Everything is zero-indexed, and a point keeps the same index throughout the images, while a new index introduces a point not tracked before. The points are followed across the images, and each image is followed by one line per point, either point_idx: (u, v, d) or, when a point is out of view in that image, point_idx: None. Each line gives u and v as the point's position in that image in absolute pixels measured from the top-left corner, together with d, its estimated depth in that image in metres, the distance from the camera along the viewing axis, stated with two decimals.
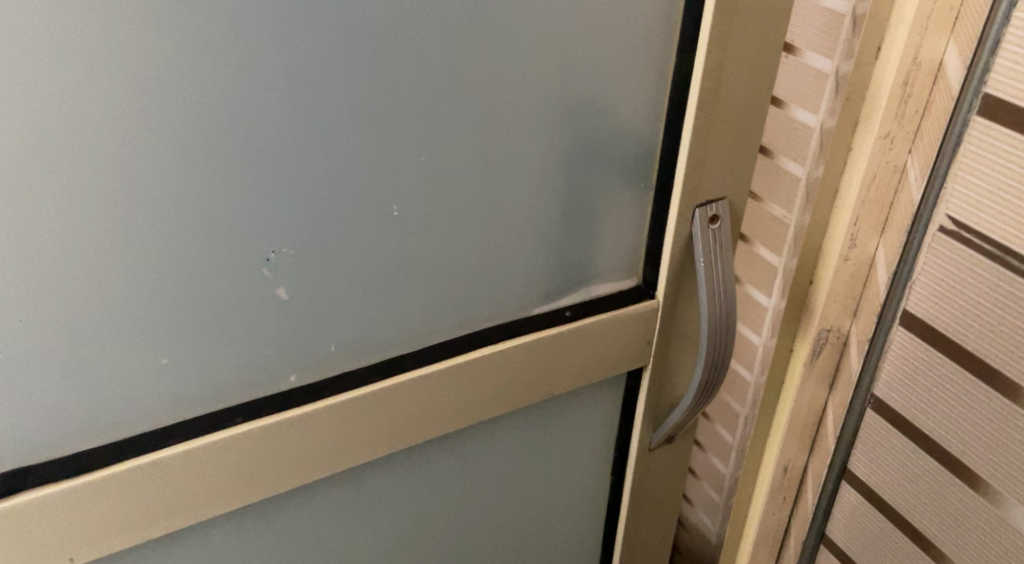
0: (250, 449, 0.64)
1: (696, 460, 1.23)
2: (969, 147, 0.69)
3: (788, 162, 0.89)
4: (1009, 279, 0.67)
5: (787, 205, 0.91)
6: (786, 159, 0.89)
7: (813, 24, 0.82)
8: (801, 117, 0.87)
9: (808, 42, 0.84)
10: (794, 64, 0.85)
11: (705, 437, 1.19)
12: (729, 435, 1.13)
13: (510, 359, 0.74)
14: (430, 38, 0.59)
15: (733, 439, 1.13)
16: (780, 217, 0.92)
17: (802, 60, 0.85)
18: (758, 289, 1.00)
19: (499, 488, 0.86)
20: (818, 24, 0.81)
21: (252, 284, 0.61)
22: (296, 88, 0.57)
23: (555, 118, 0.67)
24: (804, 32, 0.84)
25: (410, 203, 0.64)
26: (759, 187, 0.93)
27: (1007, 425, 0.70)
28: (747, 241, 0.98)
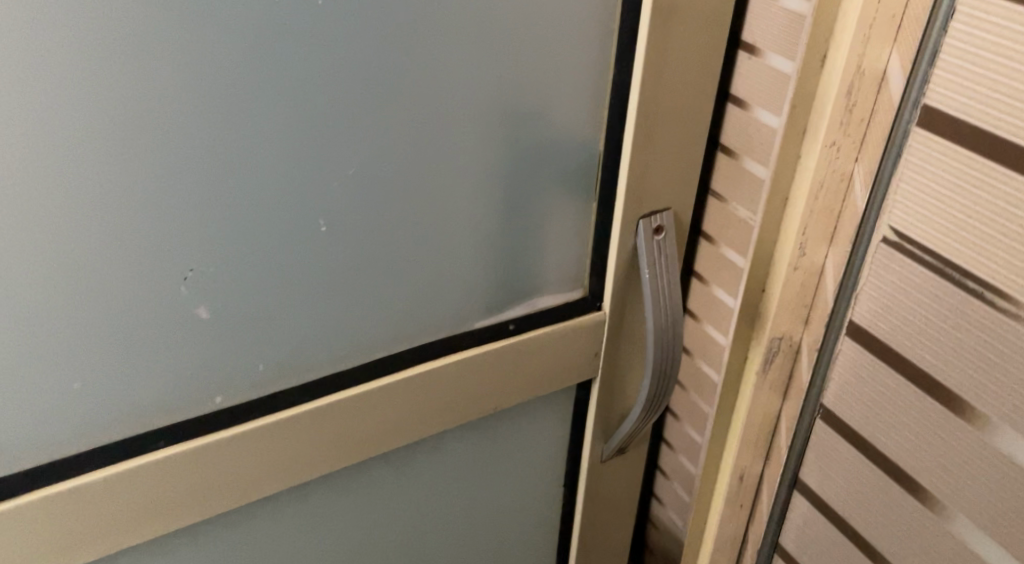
0: (176, 475, 0.62)
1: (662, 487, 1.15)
2: (910, 158, 0.67)
3: (752, 162, 0.79)
4: (951, 292, 0.67)
5: (752, 206, 0.81)
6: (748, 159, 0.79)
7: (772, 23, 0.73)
8: (764, 118, 0.77)
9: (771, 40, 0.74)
10: (755, 65, 0.76)
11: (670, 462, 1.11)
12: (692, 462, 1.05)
13: (451, 375, 0.72)
14: (349, 45, 0.57)
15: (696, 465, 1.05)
16: (745, 219, 0.82)
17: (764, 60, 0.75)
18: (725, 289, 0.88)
19: (445, 505, 0.84)
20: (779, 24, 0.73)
21: (170, 304, 0.59)
22: (207, 101, 0.54)
23: (488, 129, 0.65)
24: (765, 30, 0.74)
25: (338, 217, 0.62)
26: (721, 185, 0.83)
27: (955, 439, 0.69)
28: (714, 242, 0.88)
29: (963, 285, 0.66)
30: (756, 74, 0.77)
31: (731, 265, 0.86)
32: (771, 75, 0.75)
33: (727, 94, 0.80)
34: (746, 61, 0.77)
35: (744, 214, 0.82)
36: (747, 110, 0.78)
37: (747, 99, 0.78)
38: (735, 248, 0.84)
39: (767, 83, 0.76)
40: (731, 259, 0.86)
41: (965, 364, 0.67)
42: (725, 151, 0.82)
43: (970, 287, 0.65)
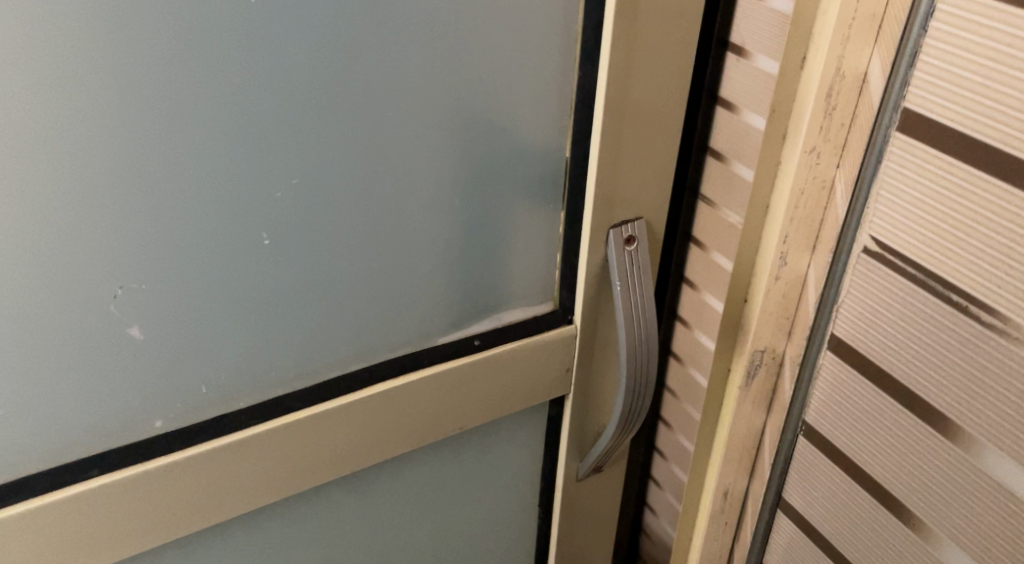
0: (112, 504, 0.59)
1: (653, 505, 1.08)
2: (890, 164, 0.64)
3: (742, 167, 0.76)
4: (933, 305, 0.63)
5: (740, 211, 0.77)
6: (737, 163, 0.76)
7: (757, 24, 0.71)
8: (754, 122, 0.74)
9: (758, 42, 0.71)
10: (744, 68, 0.73)
11: (659, 476, 1.05)
12: (682, 474, 0.99)
13: (412, 393, 0.69)
14: (289, 46, 0.53)
15: (686, 477, 0.99)
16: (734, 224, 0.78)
17: (752, 63, 0.73)
18: (716, 297, 0.84)
19: (410, 529, 0.81)
20: (766, 25, 0.70)
21: (99, 323, 0.55)
22: (132, 108, 0.51)
23: (445, 135, 0.62)
24: (753, 32, 0.71)
25: (283, 229, 0.59)
26: (711, 191, 0.80)
27: (944, 460, 0.66)
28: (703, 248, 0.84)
29: (946, 298, 0.62)
30: (743, 77, 0.74)
31: (720, 271, 0.82)
32: (760, 79, 0.72)
33: (714, 95, 0.76)
34: (735, 63, 0.74)
35: (734, 220, 0.78)
36: (736, 112, 0.75)
37: (737, 103, 0.75)
38: (726, 254, 0.80)
39: (762, 88, 0.72)
40: (721, 265, 0.82)
41: (948, 381, 0.63)
42: (714, 154, 0.78)
43: (954, 300, 0.62)
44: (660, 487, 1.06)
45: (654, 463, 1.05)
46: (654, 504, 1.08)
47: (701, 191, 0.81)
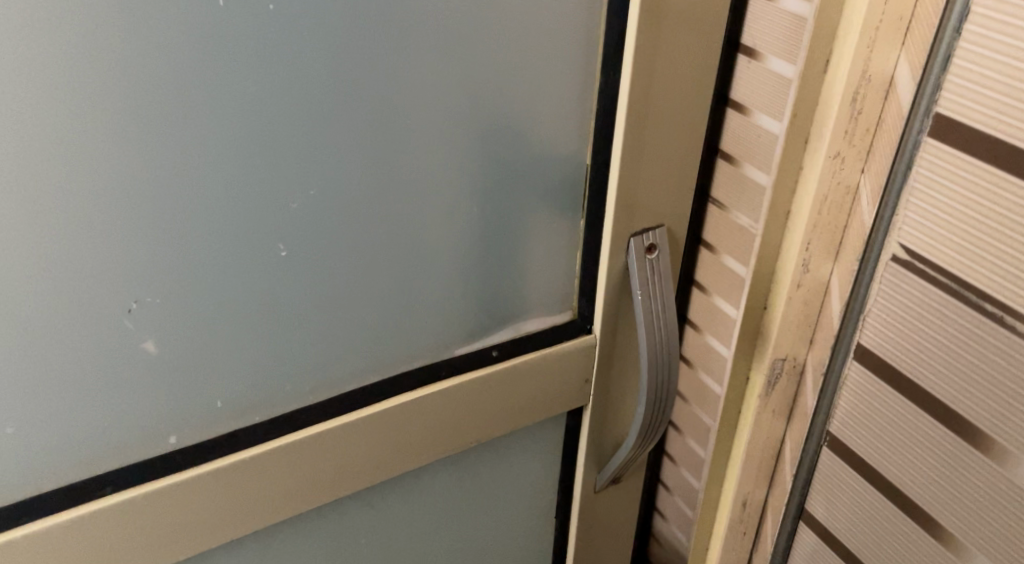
0: (126, 523, 0.57)
1: (663, 510, 1.06)
2: (921, 171, 0.62)
3: (754, 170, 0.74)
4: (967, 315, 0.61)
5: (753, 214, 0.75)
6: (751, 166, 0.74)
7: (773, 24, 0.68)
8: (765, 123, 0.72)
9: (770, 44, 0.69)
10: (755, 70, 0.71)
11: (669, 480, 1.03)
12: (694, 480, 0.97)
13: (428, 406, 0.67)
14: (305, 53, 0.52)
15: (698, 484, 0.97)
16: (747, 227, 0.76)
17: (763, 65, 0.70)
18: (723, 298, 0.82)
19: (426, 543, 0.79)
20: (781, 26, 0.68)
21: (111, 339, 0.54)
22: (146, 119, 0.49)
23: (463, 143, 0.60)
24: (767, 32, 0.69)
25: (298, 241, 0.57)
26: (722, 194, 0.78)
27: (975, 473, 0.64)
28: (711, 250, 0.82)
29: (980, 308, 0.60)
30: (755, 79, 0.71)
31: (733, 277, 0.80)
32: (772, 81, 0.70)
33: (724, 98, 0.74)
34: (746, 65, 0.72)
35: (745, 222, 0.76)
36: (747, 115, 0.73)
37: (748, 104, 0.73)
38: (737, 256, 0.78)
39: (779, 94, 0.70)
40: (734, 269, 0.79)
41: (980, 393, 0.62)
42: (726, 157, 0.76)
43: (987, 309, 0.60)
44: (670, 493, 1.04)
45: (663, 467, 1.03)
46: (664, 509, 1.06)
47: (712, 195, 0.79)
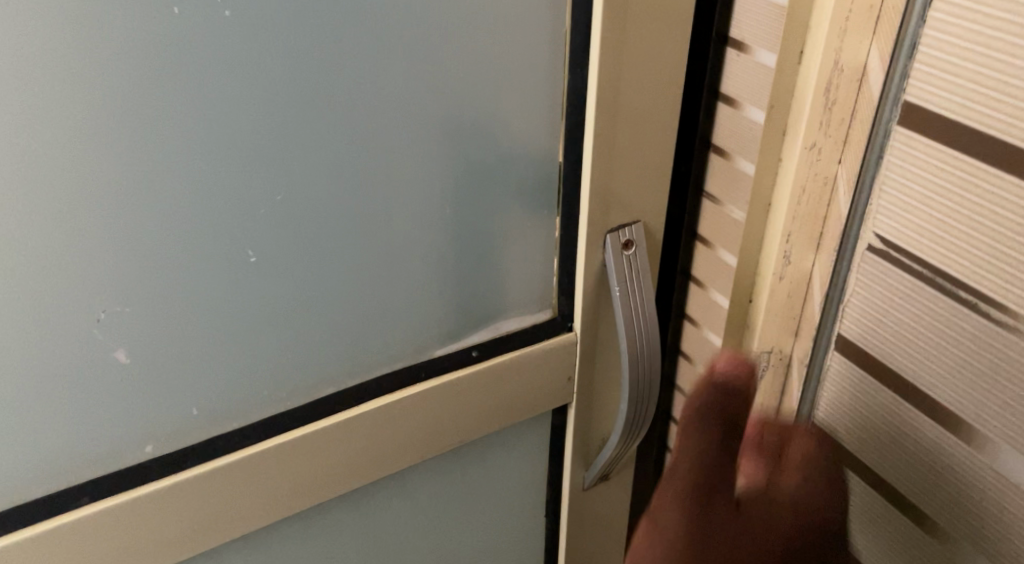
0: (106, 533, 0.58)
1: None
2: (892, 159, 0.62)
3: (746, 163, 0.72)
4: (943, 303, 0.61)
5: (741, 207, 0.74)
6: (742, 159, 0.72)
7: (762, 14, 0.66)
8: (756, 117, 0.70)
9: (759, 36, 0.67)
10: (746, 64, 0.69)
11: None
12: None
13: (408, 407, 0.67)
14: (268, 60, 0.52)
15: None
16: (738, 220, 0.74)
17: (754, 58, 0.68)
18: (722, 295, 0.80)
19: (414, 546, 0.79)
20: (767, 15, 0.66)
21: (83, 349, 0.54)
22: (106, 129, 0.49)
23: (434, 145, 0.60)
24: (755, 24, 0.67)
25: (269, 246, 0.57)
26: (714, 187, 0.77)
27: (953, 459, 0.63)
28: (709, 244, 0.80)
29: (955, 295, 0.60)
30: (745, 72, 0.70)
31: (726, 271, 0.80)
32: (761, 75, 0.68)
33: (717, 92, 0.73)
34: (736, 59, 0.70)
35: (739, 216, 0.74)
36: (740, 108, 0.71)
37: (739, 97, 0.71)
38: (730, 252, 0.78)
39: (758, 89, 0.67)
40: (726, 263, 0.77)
41: (957, 380, 0.61)
42: (718, 152, 0.75)
43: (962, 297, 0.60)
44: None
45: None
46: None
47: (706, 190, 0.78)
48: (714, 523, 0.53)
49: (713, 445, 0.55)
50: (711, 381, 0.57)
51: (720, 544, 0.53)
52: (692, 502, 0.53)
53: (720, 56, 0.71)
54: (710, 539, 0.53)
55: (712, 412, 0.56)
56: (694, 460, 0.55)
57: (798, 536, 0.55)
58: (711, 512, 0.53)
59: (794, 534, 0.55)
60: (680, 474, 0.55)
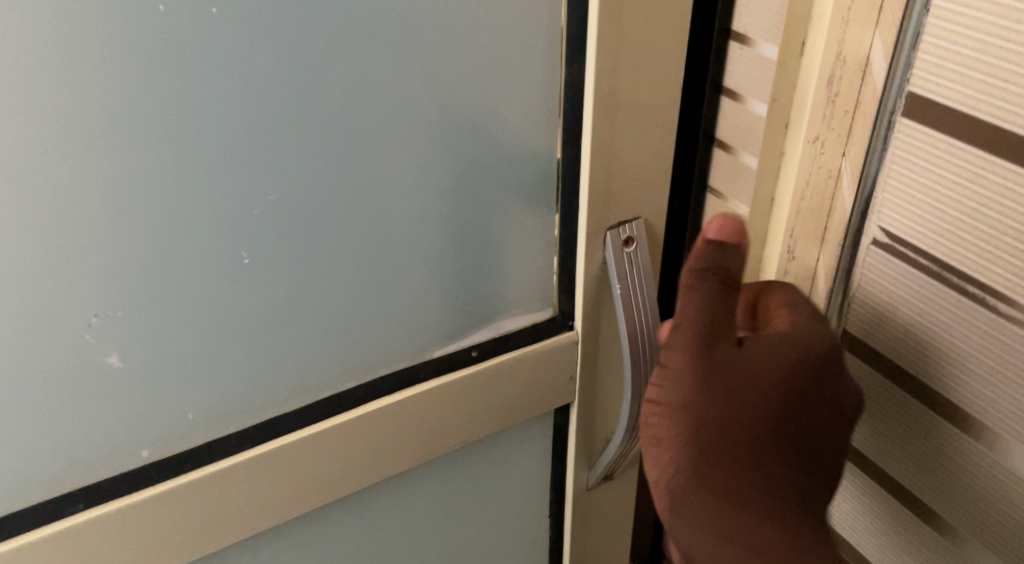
0: (102, 539, 0.57)
1: None
2: (896, 151, 0.61)
3: (749, 157, 0.70)
4: (949, 297, 0.60)
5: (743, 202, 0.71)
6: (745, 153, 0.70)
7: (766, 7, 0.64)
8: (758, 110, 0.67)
9: (762, 29, 0.65)
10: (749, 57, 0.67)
11: None
12: None
13: (408, 409, 0.66)
14: (258, 59, 0.51)
15: None
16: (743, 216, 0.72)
17: (757, 51, 0.66)
18: None
19: (416, 549, 0.78)
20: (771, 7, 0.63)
21: (76, 354, 0.53)
22: (94, 131, 0.49)
23: (430, 143, 0.59)
24: (758, 16, 0.65)
25: (263, 248, 0.57)
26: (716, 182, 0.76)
27: (964, 456, 0.63)
28: None
29: (962, 290, 0.59)
30: (748, 66, 0.67)
31: None
32: (764, 68, 0.66)
33: (718, 85, 0.71)
34: (738, 52, 0.68)
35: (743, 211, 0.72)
36: (741, 102, 0.69)
37: (743, 91, 0.68)
38: None
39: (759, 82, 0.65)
40: None
41: (966, 375, 0.60)
42: (723, 146, 0.73)
43: (969, 290, 0.59)
44: None
45: None
46: None
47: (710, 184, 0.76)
48: (717, 420, 0.58)
49: (715, 296, 0.57)
50: (707, 241, 0.57)
51: (731, 375, 0.58)
52: (702, 349, 0.58)
53: (721, 48, 0.69)
54: (718, 430, 0.58)
55: (712, 247, 0.57)
56: (697, 380, 0.58)
57: (796, 371, 0.59)
58: (717, 368, 0.58)
59: (791, 358, 0.59)
60: (688, 320, 0.58)
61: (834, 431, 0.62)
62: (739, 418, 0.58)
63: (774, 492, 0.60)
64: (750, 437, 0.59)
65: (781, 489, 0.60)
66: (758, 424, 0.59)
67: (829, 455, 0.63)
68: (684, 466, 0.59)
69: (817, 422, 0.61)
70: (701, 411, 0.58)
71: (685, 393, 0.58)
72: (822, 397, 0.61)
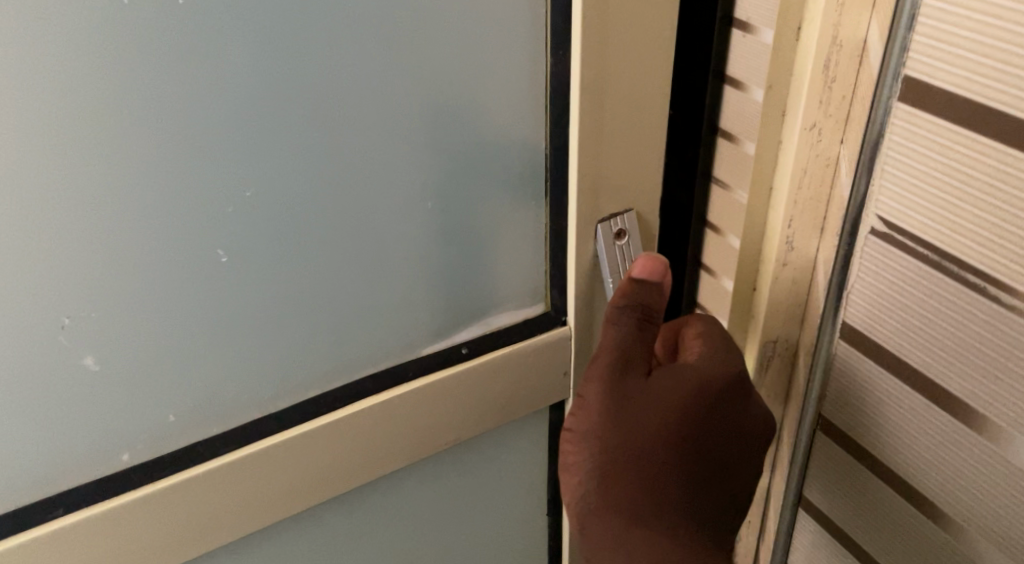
0: (83, 543, 0.56)
1: None
2: (893, 137, 0.59)
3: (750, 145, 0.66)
4: (949, 287, 0.58)
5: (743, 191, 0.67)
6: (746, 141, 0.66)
7: None
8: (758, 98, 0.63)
9: (764, 14, 0.61)
10: (752, 43, 0.63)
11: None
12: None
13: (395, 408, 0.65)
14: (230, 52, 0.50)
15: None
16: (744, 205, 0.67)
17: (760, 38, 0.62)
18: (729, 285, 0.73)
19: (411, 550, 0.77)
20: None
21: (50, 357, 0.52)
22: (62, 128, 0.48)
23: (412, 135, 0.58)
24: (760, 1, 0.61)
25: (241, 246, 0.55)
26: None
27: (965, 450, 0.61)
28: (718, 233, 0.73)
29: (962, 279, 0.57)
30: (750, 53, 0.63)
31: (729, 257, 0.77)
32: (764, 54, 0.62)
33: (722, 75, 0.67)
34: (742, 39, 0.64)
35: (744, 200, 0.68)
36: (744, 91, 0.65)
37: (745, 80, 0.64)
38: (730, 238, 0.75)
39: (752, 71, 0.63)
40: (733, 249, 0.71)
41: (966, 367, 0.59)
42: (726, 136, 0.68)
43: (969, 280, 0.57)
44: None
45: None
46: None
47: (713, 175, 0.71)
48: (619, 444, 0.62)
49: (634, 326, 0.61)
50: (630, 281, 0.62)
51: (636, 405, 0.62)
52: (612, 380, 0.62)
53: (722, 38, 0.65)
54: (620, 456, 0.62)
55: (635, 290, 0.61)
56: (605, 408, 0.62)
57: (696, 402, 0.63)
58: (623, 400, 0.62)
59: (694, 387, 0.63)
60: (607, 348, 0.62)
61: (737, 459, 0.66)
62: (643, 445, 0.62)
63: (672, 504, 0.64)
64: (651, 462, 0.63)
65: (679, 503, 0.64)
66: (658, 450, 0.63)
67: (730, 477, 0.66)
68: (591, 480, 0.63)
69: (719, 451, 0.65)
70: (606, 438, 0.62)
71: (596, 420, 0.62)
72: (722, 425, 0.65)
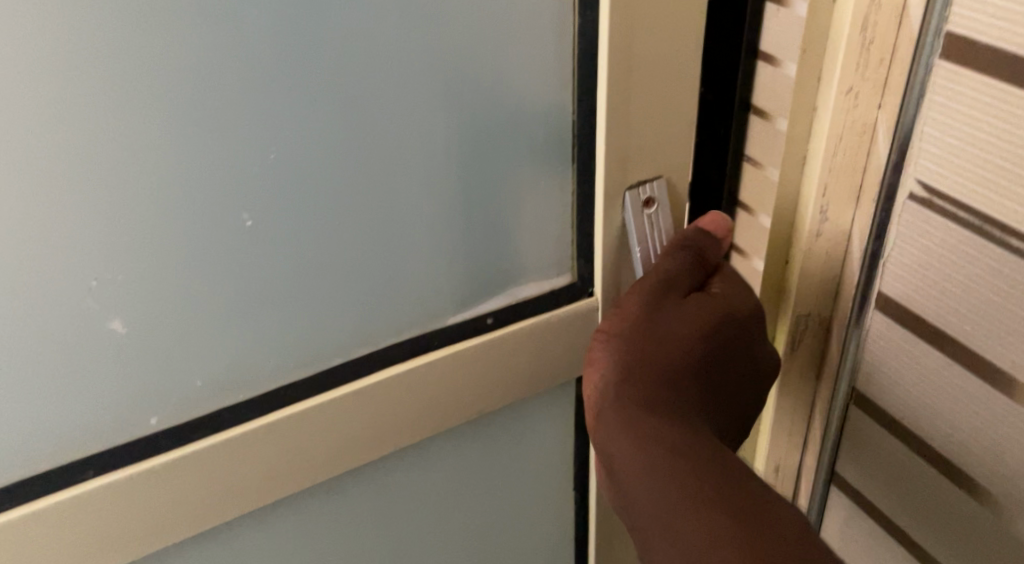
0: (112, 507, 0.56)
1: None
2: (936, 97, 0.57)
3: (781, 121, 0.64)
4: (991, 252, 0.56)
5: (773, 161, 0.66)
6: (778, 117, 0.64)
7: None
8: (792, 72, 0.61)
9: None
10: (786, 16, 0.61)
11: None
12: None
13: (422, 377, 0.64)
14: (255, 13, 0.49)
15: None
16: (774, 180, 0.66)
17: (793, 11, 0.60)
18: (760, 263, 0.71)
19: (436, 522, 0.77)
20: None
21: (78, 319, 0.52)
22: (87, 90, 0.47)
23: (437, 99, 0.57)
24: None
25: (266, 211, 0.55)
26: None
27: (1005, 420, 0.59)
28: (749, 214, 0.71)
29: (1005, 244, 0.55)
30: (784, 27, 0.61)
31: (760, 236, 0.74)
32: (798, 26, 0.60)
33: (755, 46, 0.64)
34: (775, 13, 0.62)
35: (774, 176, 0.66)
36: (777, 65, 0.63)
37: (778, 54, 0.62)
38: None
39: (786, 33, 0.61)
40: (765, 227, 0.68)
41: (1008, 334, 0.57)
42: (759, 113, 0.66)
43: (1012, 244, 0.55)
44: None
45: None
46: None
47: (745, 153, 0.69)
48: (649, 347, 0.59)
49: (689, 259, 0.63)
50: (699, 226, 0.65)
51: (673, 321, 0.61)
52: (657, 293, 0.61)
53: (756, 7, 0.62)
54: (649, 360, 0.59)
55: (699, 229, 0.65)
56: (645, 313, 0.60)
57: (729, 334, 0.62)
58: (664, 312, 0.61)
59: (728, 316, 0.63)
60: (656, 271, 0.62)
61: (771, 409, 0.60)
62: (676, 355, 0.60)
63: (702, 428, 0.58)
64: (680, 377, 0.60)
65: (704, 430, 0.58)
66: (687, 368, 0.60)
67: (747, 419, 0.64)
68: (612, 381, 0.59)
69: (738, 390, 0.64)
70: (640, 336, 0.60)
71: (632, 326, 0.60)
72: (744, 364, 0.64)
